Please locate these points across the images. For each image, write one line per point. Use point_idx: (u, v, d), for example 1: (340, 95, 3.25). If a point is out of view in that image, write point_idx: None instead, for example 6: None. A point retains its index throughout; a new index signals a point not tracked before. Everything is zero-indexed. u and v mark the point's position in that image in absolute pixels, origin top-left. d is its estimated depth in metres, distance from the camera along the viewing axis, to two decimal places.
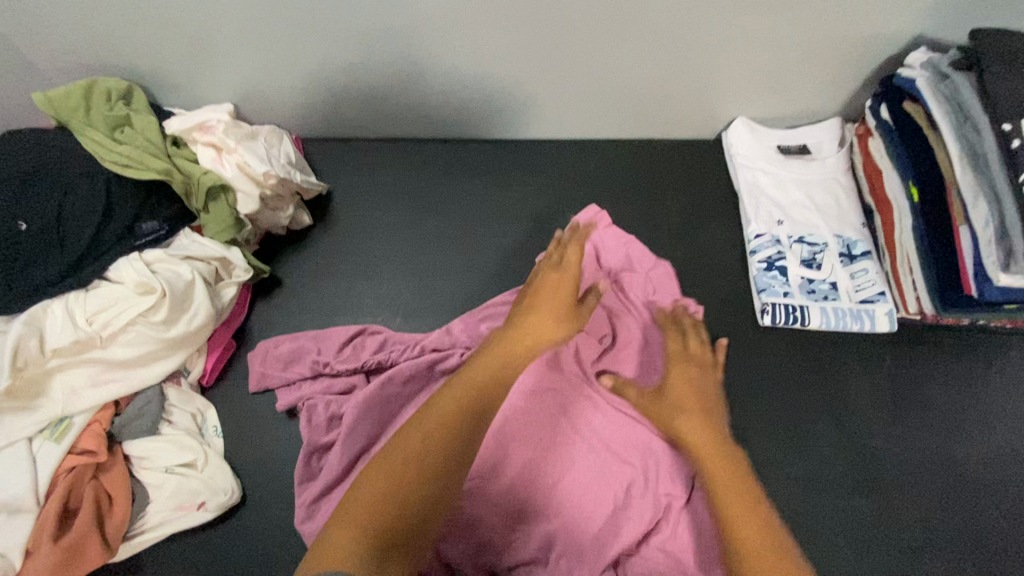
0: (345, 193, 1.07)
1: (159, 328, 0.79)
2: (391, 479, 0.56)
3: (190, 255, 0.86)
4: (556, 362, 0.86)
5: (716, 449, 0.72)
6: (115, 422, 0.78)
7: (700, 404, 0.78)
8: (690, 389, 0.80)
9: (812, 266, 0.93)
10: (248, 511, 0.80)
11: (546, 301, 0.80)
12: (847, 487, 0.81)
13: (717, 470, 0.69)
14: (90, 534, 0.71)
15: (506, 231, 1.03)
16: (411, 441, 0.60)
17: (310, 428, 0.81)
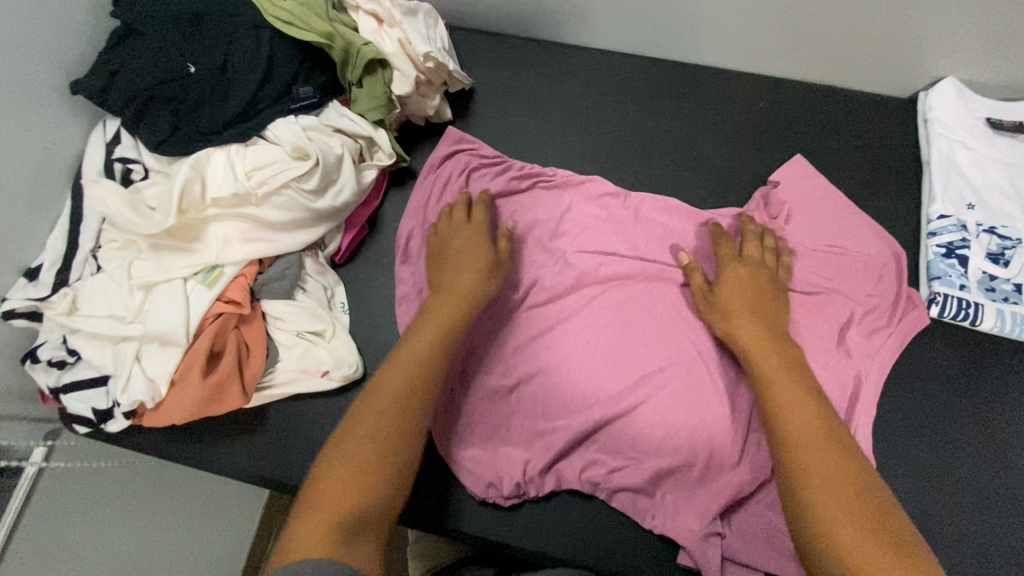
0: (488, 91, 1.01)
1: (308, 198, 0.79)
2: (346, 480, 0.59)
3: (341, 129, 0.85)
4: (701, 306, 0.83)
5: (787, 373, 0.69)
6: (257, 279, 0.80)
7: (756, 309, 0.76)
8: (748, 291, 0.77)
9: (999, 262, 0.83)
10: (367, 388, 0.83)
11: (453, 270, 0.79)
12: (982, 499, 0.75)
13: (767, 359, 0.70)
14: (232, 378, 0.75)
15: (653, 162, 0.95)
16: (366, 419, 0.64)
17: None
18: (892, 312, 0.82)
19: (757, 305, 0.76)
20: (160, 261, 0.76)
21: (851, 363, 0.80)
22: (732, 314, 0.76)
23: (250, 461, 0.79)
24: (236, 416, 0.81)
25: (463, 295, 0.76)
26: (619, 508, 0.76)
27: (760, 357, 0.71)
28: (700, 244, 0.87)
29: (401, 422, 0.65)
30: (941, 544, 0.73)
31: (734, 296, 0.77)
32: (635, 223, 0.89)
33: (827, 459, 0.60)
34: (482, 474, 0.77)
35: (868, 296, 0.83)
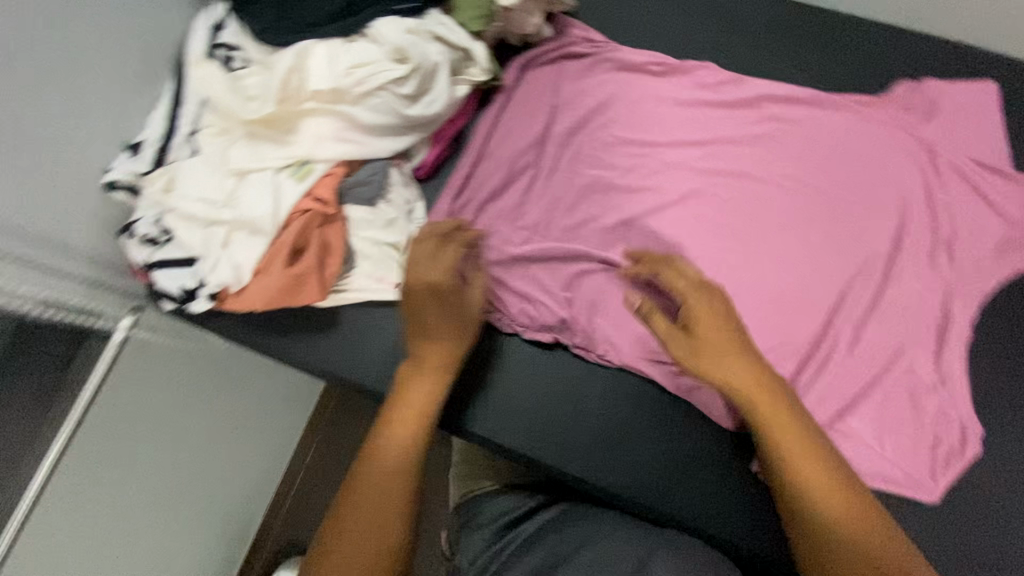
0: (589, 16, 0.96)
1: (401, 103, 0.78)
2: (391, 461, 0.65)
3: (440, 36, 0.82)
4: (795, 260, 0.80)
5: (722, 360, 0.67)
6: (344, 181, 0.80)
7: (731, 334, 0.68)
8: (716, 321, 0.68)
9: None
10: None
11: (448, 314, 0.73)
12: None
13: (773, 418, 0.65)
14: (311, 274, 0.77)
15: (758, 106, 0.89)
16: (411, 400, 0.70)
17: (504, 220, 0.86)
18: (1005, 278, 0.78)
19: (739, 339, 0.68)
20: (257, 150, 0.77)
21: (953, 349, 0.75)
22: (697, 335, 0.68)
23: (323, 359, 0.83)
24: (311, 312, 0.83)
25: (442, 356, 0.73)
26: (682, 448, 0.79)
27: (759, 405, 0.65)
28: (802, 203, 0.82)
29: (430, 404, 0.70)
30: (1010, 556, 0.69)
31: (703, 323, 0.68)
32: (731, 174, 0.84)
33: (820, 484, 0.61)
34: (556, 384, 0.82)
35: (975, 277, 0.77)
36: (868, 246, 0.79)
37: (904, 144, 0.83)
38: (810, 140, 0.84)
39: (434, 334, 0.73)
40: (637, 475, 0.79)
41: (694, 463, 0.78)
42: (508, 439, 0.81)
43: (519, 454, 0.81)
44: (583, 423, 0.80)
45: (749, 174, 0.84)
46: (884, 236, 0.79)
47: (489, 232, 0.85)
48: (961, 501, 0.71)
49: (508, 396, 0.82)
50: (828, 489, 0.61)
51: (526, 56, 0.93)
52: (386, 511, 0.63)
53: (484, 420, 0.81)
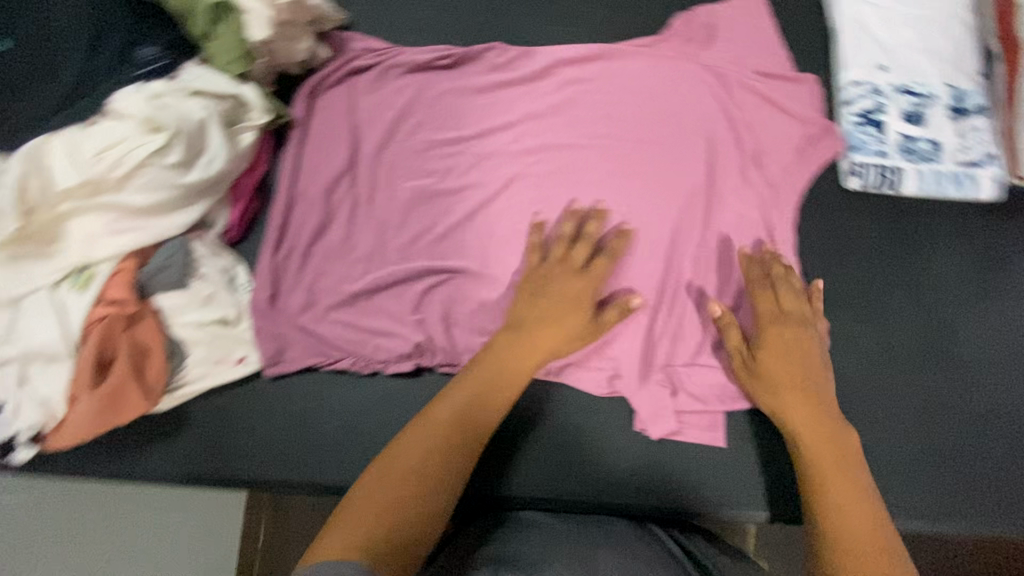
0: (366, 24, 0.91)
1: (173, 173, 0.71)
2: (421, 459, 0.58)
3: (198, 90, 0.74)
4: (627, 215, 0.80)
5: (800, 386, 0.68)
6: (140, 273, 0.72)
7: (797, 366, 0.69)
8: (798, 351, 0.70)
9: (915, 121, 0.81)
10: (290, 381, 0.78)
11: (554, 300, 0.72)
12: (919, 377, 0.75)
13: (815, 445, 0.64)
14: (127, 383, 0.69)
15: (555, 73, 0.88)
16: (447, 405, 0.63)
17: (334, 260, 0.81)
18: (814, 175, 0.81)
19: (797, 372, 0.69)
20: (22, 271, 0.68)
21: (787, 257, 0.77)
22: (770, 372, 0.69)
23: (183, 466, 0.75)
24: (155, 420, 0.76)
25: (531, 359, 0.70)
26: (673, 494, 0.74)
27: (807, 430, 0.65)
28: (621, 158, 0.82)
29: (480, 417, 0.64)
30: (881, 433, 0.73)
31: (771, 352, 0.70)
32: (547, 148, 0.83)
33: (854, 512, 0.58)
34: (602, 468, 0.75)
35: (790, 184, 0.80)
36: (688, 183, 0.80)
37: (695, 74, 0.84)
38: (611, 95, 0.84)
39: (517, 369, 0.69)
40: (652, 494, 0.74)
41: (684, 483, 0.75)
42: (520, 496, 0.74)
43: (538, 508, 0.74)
44: (587, 489, 0.74)
45: (560, 144, 0.83)
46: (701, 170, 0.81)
47: (324, 276, 0.80)
48: None
49: (561, 456, 0.75)
50: (854, 508, 0.59)
51: (311, 83, 0.86)
52: (402, 499, 0.54)
53: (523, 487, 0.74)
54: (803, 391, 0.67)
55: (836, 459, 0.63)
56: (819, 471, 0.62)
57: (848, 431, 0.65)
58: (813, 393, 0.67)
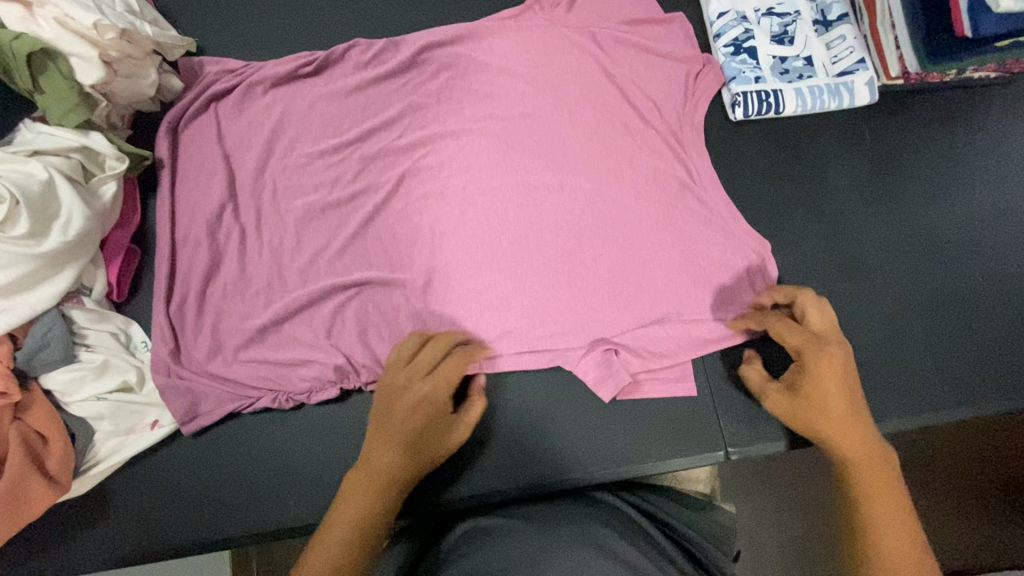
0: (217, 46, 0.86)
1: (26, 243, 0.65)
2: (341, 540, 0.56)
3: (39, 150, 0.69)
4: (525, 192, 0.77)
5: (836, 390, 0.60)
6: (17, 357, 0.67)
7: (846, 379, 0.60)
8: (839, 380, 0.60)
9: (784, 42, 0.81)
10: (214, 432, 0.74)
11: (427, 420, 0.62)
12: (836, 290, 0.75)
13: (856, 449, 0.58)
14: (27, 475, 0.63)
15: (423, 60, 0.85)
16: (359, 474, 0.60)
17: (232, 298, 0.76)
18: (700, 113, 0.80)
19: (846, 383, 0.60)
20: None
21: (689, 201, 0.77)
22: (807, 388, 0.61)
23: (114, 550, 0.70)
24: (75, 506, 0.71)
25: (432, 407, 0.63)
26: (633, 469, 0.72)
27: (835, 436, 0.59)
28: (508, 133, 0.79)
29: (398, 477, 0.60)
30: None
31: (821, 375, 0.60)
32: (432, 137, 0.79)
33: (896, 530, 0.53)
34: (561, 450, 0.73)
35: (679, 127, 0.80)
36: (579, 145, 0.78)
37: (564, 34, 0.82)
38: (485, 71, 0.81)
39: (421, 414, 0.62)
40: (600, 447, 0.73)
41: (648, 459, 0.72)
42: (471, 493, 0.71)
43: (494, 500, 0.71)
44: (549, 481, 0.72)
45: (442, 129, 0.80)
46: (591, 130, 0.79)
47: (225, 318, 0.76)
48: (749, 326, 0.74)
49: (495, 439, 0.73)
50: (895, 521, 0.54)
51: (170, 117, 0.80)
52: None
53: (470, 483, 0.71)
54: (841, 398, 0.60)
55: (878, 471, 0.57)
56: (858, 477, 0.57)
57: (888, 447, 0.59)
58: (854, 404, 0.60)
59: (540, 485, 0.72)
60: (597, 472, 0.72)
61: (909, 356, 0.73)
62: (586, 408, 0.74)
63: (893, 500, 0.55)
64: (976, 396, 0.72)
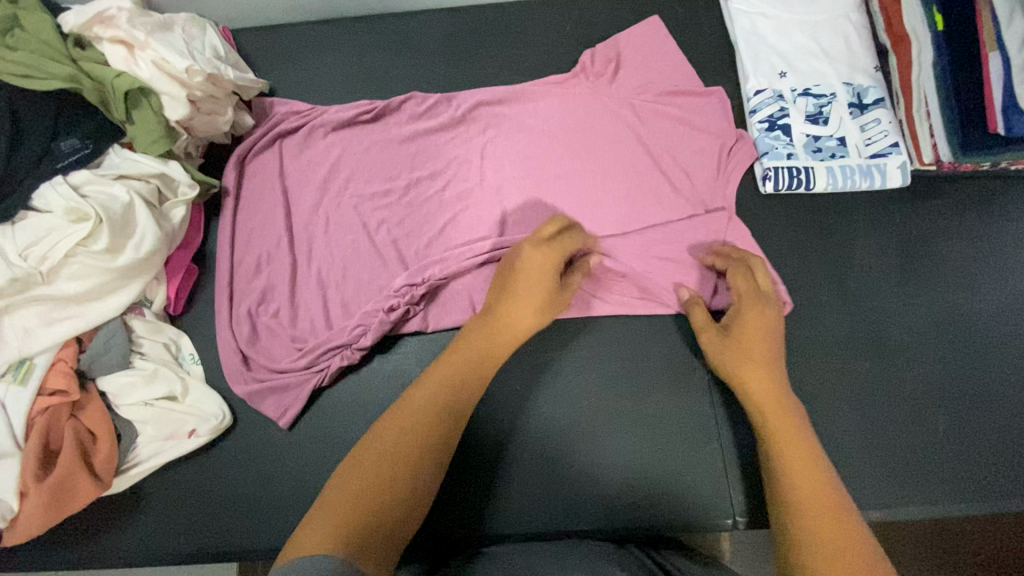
0: (290, 89, 0.94)
1: (103, 258, 0.72)
2: (414, 414, 0.56)
3: (124, 174, 0.77)
4: None
5: (741, 351, 0.66)
6: (81, 358, 0.74)
7: (767, 339, 0.67)
8: (758, 321, 0.68)
9: (818, 121, 0.84)
10: (244, 448, 0.79)
11: (527, 279, 0.68)
12: (851, 366, 0.76)
13: (780, 429, 0.59)
14: (76, 470, 0.69)
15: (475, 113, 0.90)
16: (441, 363, 0.62)
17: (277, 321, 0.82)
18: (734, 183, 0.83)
19: (764, 343, 0.67)
20: None
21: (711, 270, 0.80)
22: (738, 338, 0.68)
23: (141, 552, 0.74)
24: (112, 503, 0.76)
25: (528, 309, 0.66)
26: (636, 515, 0.73)
27: (761, 409, 0.62)
28: (544, 189, 0.83)
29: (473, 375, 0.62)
30: (824, 429, 0.74)
31: (746, 324, 0.68)
32: (470, 189, 0.85)
33: (818, 495, 0.53)
34: (571, 485, 0.74)
35: (709, 196, 0.83)
36: (614, 206, 0.82)
37: (608, 99, 0.87)
38: (529, 130, 0.86)
39: (518, 301, 0.67)
40: (611, 488, 0.74)
41: (655, 507, 0.73)
42: (504, 530, 0.73)
43: (529, 537, 0.73)
44: (557, 509, 0.73)
45: (486, 181, 0.85)
46: (621, 194, 0.83)
47: (266, 339, 0.82)
48: None
49: (513, 463, 0.75)
50: (805, 461, 0.56)
51: (241, 151, 0.88)
52: (389, 460, 0.52)
53: (490, 511, 0.73)
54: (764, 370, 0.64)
55: (802, 449, 0.57)
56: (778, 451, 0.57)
57: (800, 415, 0.61)
58: (783, 398, 0.62)
59: (548, 506, 0.73)
60: (603, 509, 0.73)
61: (927, 442, 0.73)
62: (605, 450, 0.76)
63: (818, 489, 0.53)
64: (993, 491, 0.71)
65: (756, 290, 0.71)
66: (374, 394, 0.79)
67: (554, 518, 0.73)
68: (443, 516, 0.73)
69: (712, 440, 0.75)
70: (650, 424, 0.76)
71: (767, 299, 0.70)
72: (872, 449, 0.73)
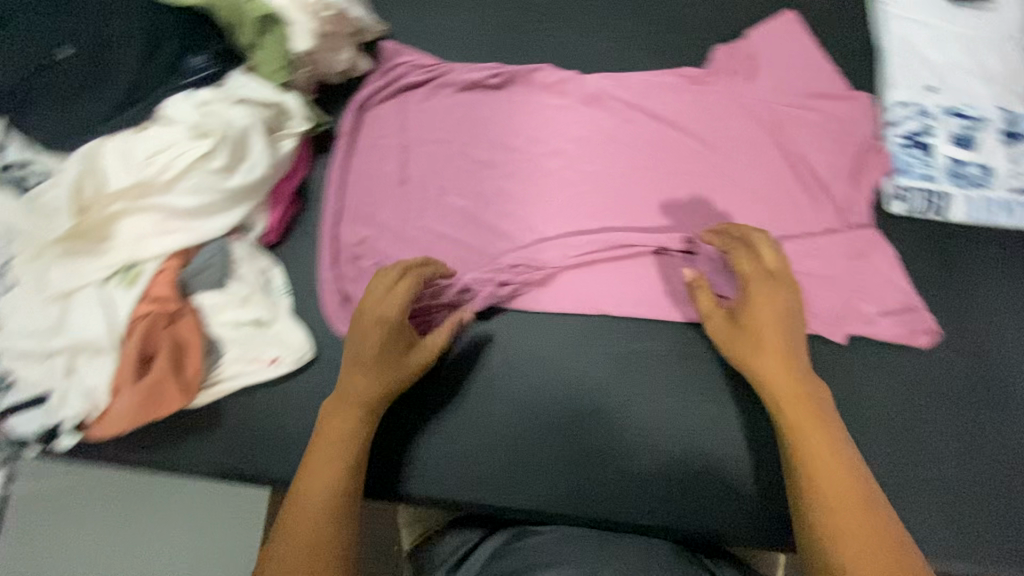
0: (409, 35, 0.92)
1: (218, 178, 0.74)
2: (333, 480, 0.63)
3: (244, 98, 0.77)
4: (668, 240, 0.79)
5: (762, 349, 0.64)
6: (183, 272, 0.75)
7: (784, 331, 0.64)
8: (776, 313, 0.65)
9: (964, 145, 0.79)
10: (320, 385, 0.80)
11: (370, 330, 0.68)
12: (962, 410, 0.71)
13: (804, 424, 0.59)
14: (168, 378, 0.72)
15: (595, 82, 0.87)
16: (333, 417, 0.67)
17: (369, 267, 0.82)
18: (861, 196, 0.78)
19: (783, 337, 0.64)
20: (73, 267, 0.71)
21: (837, 290, 0.74)
22: (752, 332, 0.65)
23: (217, 465, 0.77)
24: (191, 414, 0.79)
25: (394, 377, 0.69)
26: (644, 497, 0.73)
27: (780, 408, 0.61)
28: (659, 179, 0.82)
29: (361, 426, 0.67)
30: (923, 472, 0.69)
31: (761, 319, 0.65)
32: (589, 169, 0.84)
33: (844, 496, 0.54)
34: (557, 463, 0.75)
35: (840, 211, 0.78)
36: (725, 205, 0.80)
37: (735, 91, 0.84)
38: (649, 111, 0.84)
39: (370, 342, 0.68)
40: (603, 467, 0.74)
41: (661, 488, 0.73)
42: (431, 490, 0.75)
43: (439, 503, 0.75)
44: (524, 480, 0.75)
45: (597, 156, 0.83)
46: (747, 198, 0.79)
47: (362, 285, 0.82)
48: (854, 420, 0.71)
49: (476, 435, 0.76)
50: (824, 464, 0.56)
51: (358, 97, 0.89)
52: (316, 531, 0.59)
53: (444, 480, 0.75)
54: (782, 373, 0.62)
55: (825, 443, 0.58)
56: (806, 447, 0.58)
57: (830, 406, 0.61)
58: (816, 398, 0.61)
59: (517, 479, 0.75)
60: (594, 484, 0.74)
61: None
62: (601, 433, 0.76)
63: (862, 507, 0.54)
64: None
65: (771, 282, 0.67)
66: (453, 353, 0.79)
67: (513, 497, 0.74)
68: (380, 463, 0.76)
69: (711, 468, 0.74)
70: (666, 417, 0.76)
71: (788, 292, 0.66)
72: (972, 501, 0.68)
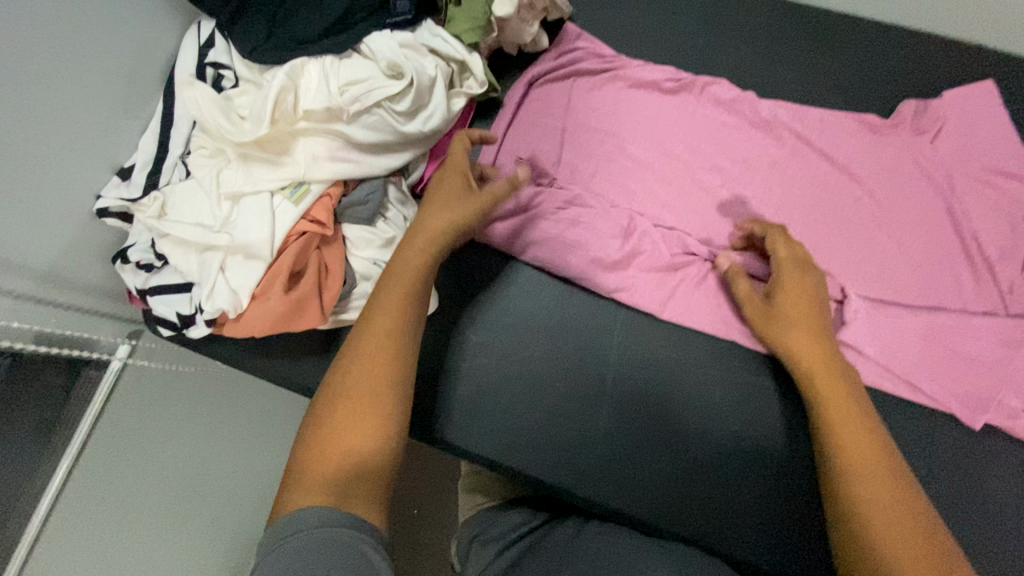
0: (591, 23, 0.94)
1: (398, 119, 0.76)
2: (386, 339, 0.59)
3: (435, 50, 0.79)
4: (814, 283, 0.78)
5: (805, 328, 0.69)
6: (341, 201, 0.78)
7: (813, 315, 0.70)
8: (804, 297, 0.71)
9: None
10: (436, 339, 0.81)
11: (442, 192, 0.69)
12: None
13: (829, 389, 0.65)
14: (311, 299, 0.75)
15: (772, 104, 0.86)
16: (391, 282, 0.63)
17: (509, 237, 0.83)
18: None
19: (813, 322, 0.70)
20: (249, 173, 0.75)
21: (981, 375, 0.73)
22: (783, 313, 0.71)
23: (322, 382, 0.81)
24: (312, 337, 0.82)
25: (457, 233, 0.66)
26: (724, 501, 0.73)
27: (806, 366, 0.68)
28: (817, 218, 0.81)
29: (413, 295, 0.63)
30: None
31: (790, 297, 0.71)
32: (746, 192, 0.82)
33: (867, 454, 0.60)
34: (639, 453, 0.75)
35: (996, 296, 0.76)
36: (879, 261, 0.78)
37: (913, 148, 0.82)
38: (817, 151, 0.83)
39: (432, 209, 0.67)
40: (686, 464, 0.74)
41: (743, 495, 0.73)
42: (475, 444, 0.78)
43: (480, 457, 0.78)
44: (584, 444, 0.76)
45: (756, 182, 0.83)
46: (910, 261, 0.78)
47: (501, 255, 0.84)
48: (963, 507, 0.70)
49: (542, 399, 0.78)
50: (851, 423, 0.62)
51: (531, 72, 0.89)
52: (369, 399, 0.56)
53: (504, 439, 0.77)
54: (823, 352, 0.68)
55: (851, 407, 0.64)
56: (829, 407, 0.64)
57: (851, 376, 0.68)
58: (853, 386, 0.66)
59: (582, 450, 0.76)
60: (669, 475, 0.74)
61: None
62: (689, 428, 0.75)
63: (881, 463, 0.60)
64: None
65: (805, 273, 0.72)
66: (571, 339, 0.80)
67: (543, 464, 0.76)
68: (437, 406, 0.79)
69: (802, 502, 0.72)
70: (758, 436, 0.75)
71: (815, 274, 0.73)
72: None
